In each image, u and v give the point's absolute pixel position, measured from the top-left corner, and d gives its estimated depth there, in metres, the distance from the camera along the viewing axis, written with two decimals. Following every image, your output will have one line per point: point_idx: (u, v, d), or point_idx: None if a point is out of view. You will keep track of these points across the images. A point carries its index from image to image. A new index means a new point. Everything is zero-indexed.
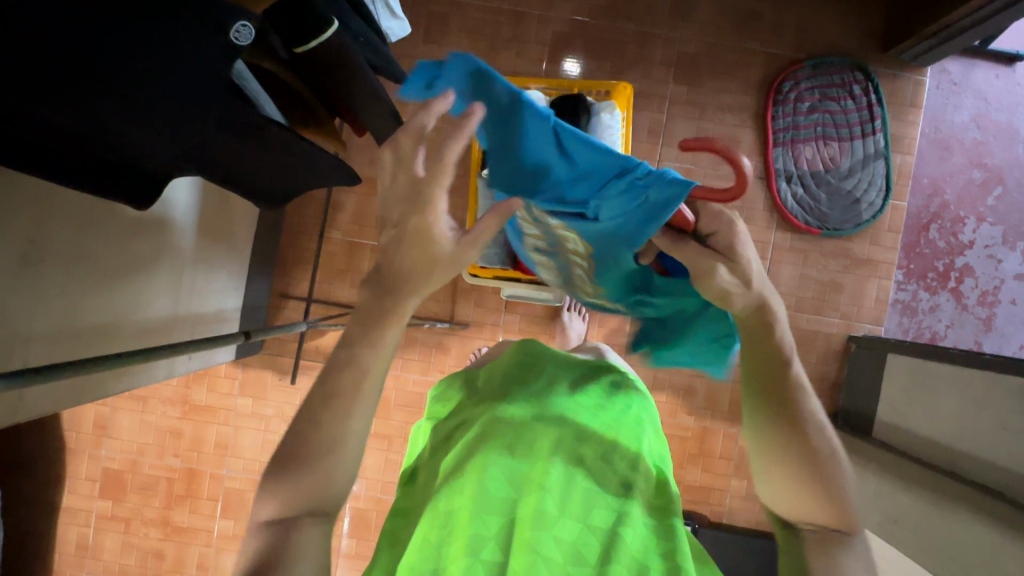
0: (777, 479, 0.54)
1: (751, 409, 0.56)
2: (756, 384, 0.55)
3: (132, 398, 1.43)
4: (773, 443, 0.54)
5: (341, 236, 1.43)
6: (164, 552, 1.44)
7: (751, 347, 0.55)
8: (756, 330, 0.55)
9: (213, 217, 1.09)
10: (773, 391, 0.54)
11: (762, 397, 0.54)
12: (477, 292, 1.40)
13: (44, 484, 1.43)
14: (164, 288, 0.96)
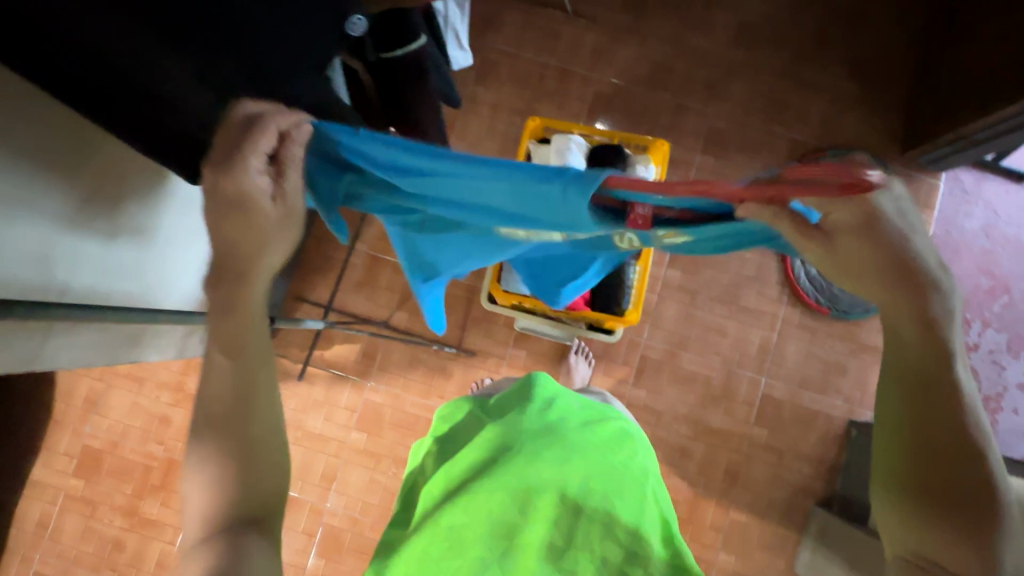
0: (891, 505, 0.50)
1: (885, 421, 0.50)
2: (898, 402, 0.49)
3: (128, 378, 1.42)
4: (907, 463, 0.48)
5: (364, 249, 1.46)
6: (123, 544, 1.38)
7: (905, 348, 0.49)
8: (918, 336, 0.48)
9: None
10: (925, 410, 0.48)
11: (907, 418, 0.49)
12: (488, 323, 1.41)
13: (20, 453, 1.40)
14: (190, 268, 0.99)
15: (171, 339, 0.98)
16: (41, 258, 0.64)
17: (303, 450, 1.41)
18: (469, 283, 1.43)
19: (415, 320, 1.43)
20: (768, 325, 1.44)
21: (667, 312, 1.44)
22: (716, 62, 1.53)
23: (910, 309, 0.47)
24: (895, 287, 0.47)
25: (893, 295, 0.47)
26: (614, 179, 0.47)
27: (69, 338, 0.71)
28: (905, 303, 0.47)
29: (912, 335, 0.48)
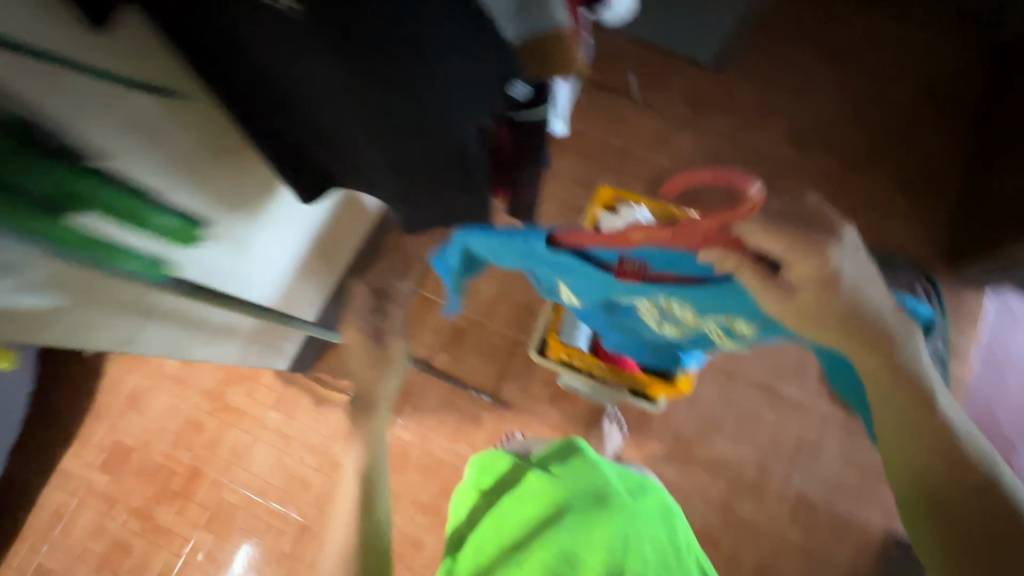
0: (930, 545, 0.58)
1: (904, 475, 0.59)
2: (908, 459, 0.58)
3: (173, 379, 1.47)
4: (934, 504, 0.57)
5: (418, 289, 1.52)
6: (130, 548, 1.36)
7: (899, 416, 0.57)
8: (913, 401, 0.55)
9: (345, 230, 1.29)
10: (932, 454, 0.57)
11: (914, 467, 0.58)
12: (527, 376, 1.44)
13: (55, 439, 1.43)
14: (275, 281, 1.09)
15: (243, 341, 1.09)
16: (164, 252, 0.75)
17: (324, 478, 1.40)
18: (512, 334, 1.46)
19: (455, 364, 1.46)
20: (806, 420, 1.42)
21: (705, 391, 1.43)
22: (769, 161, 1.63)
23: (900, 378, 0.55)
24: (879, 354, 0.54)
25: (882, 371, 0.55)
26: (554, 235, 0.61)
27: (172, 313, 0.87)
28: (902, 380, 0.55)
29: (905, 401, 0.56)
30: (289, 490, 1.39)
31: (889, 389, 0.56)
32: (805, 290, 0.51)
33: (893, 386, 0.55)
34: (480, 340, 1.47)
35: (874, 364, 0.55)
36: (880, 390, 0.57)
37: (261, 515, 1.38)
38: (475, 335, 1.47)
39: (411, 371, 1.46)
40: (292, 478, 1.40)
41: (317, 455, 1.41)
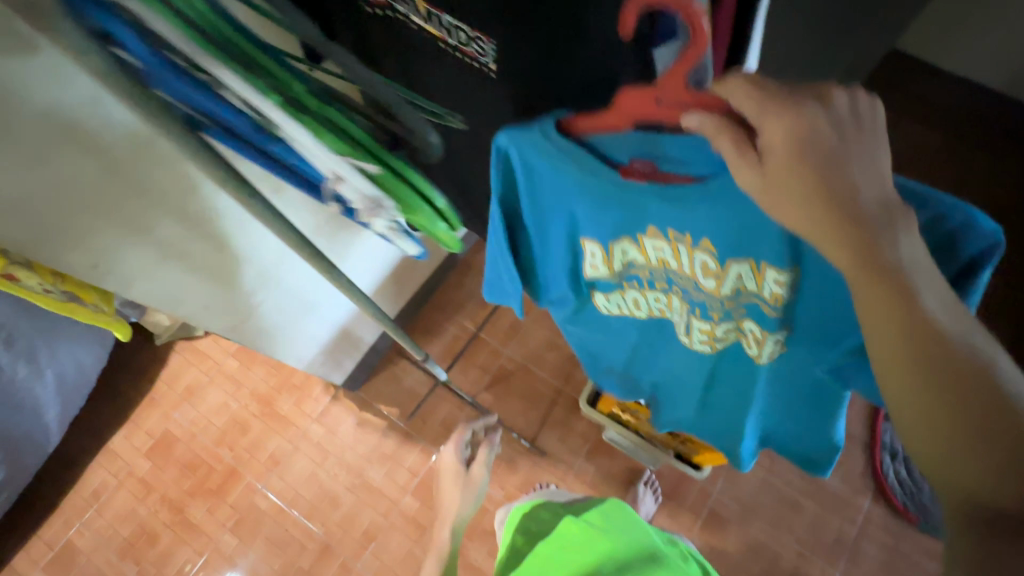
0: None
1: (927, 456, 0.37)
2: (919, 425, 0.36)
3: (229, 379, 1.54)
4: (976, 506, 0.35)
5: (471, 327, 1.58)
6: (157, 538, 1.38)
7: (881, 344, 0.37)
8: (910, 329, 0.36)
9: (423, 261, 1.43)
10: (949, 409, 0.35)
11: (928, 437, 0.36)
12: (566, 427, 1.45)
13: (110, 419, 1.50)
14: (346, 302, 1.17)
15: (307, 350, 1.13)
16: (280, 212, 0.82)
17: (355, 498, 1.41)
18: (557, 384, 1.50)
19: (498, 404, 1.49)
20: (851, 518, 1.35)
21: (746, 471, 1.40)
22: None
23: (894, 291, 0.36)
24: (857, 250, 0.36)
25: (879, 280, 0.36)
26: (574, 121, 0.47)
27: (265, 309, 0.92)
28: (895, 294, 0.36)
29: (893, 334, 0.36)
30: (318, 506, 1.40)
31: (875, 306, 0.36)
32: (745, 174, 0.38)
33: (878, 292, 0.36)
34: (524, 384, 1.50)
35: (865, 273, 0.36)
36: (864, 314, 0.37)
37: (288, 526, 1.39)
38: (520, 379, 1.51)
39: (454, 405, 1.49)
40: (324, 493, 1.42)
41: (351, 474, 1.43)
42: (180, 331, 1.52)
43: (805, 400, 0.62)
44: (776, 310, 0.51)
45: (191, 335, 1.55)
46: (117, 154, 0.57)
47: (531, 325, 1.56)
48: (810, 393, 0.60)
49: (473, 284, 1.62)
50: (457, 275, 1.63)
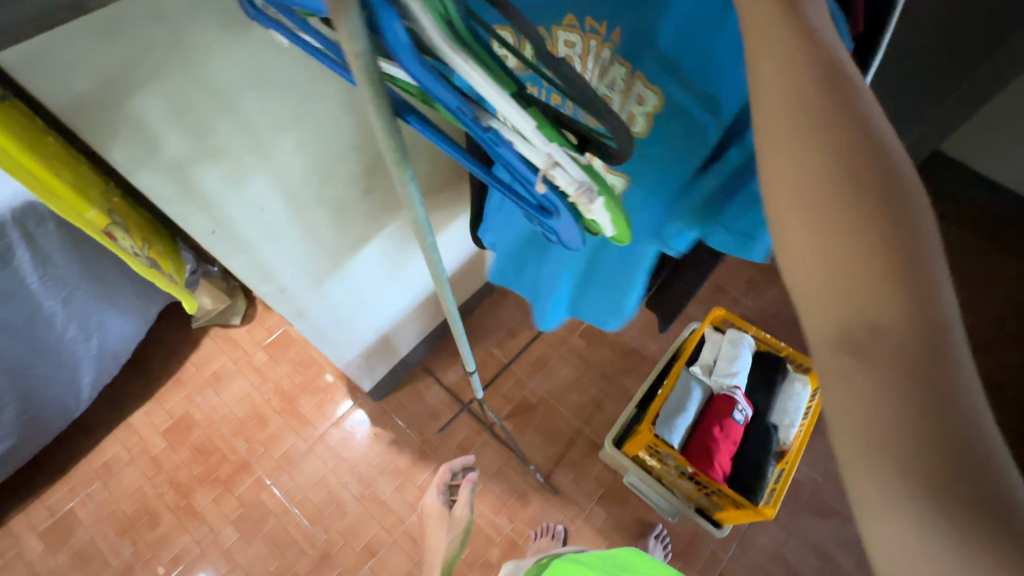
0: (860, 429, 0.28)
1: (805, 268, 0.30)
2: (806, 228, 0.30)
3: (256, 371, 1.56)
4: (859, 332, 0.28)
5: (500, 355, 1.60)
6: (159, 520, 1.36)
7: (780, 133, 0.31)
8: (826, 113, 0.30)
9: (466, 282, 1.48)
10: (854, 208, 0.28)
11: (813, 238, 0.29)
12: (582, 468, 1.44)
13: (135, 393, 1.52)
14: (393, 309, 1.17)
15: (347, 346, 1.13)
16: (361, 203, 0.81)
17: (362, 509, 1.39)
18: (577, 424, 1.50)
19: (516, 435, 1.49)
20: None
21: (760, 541, 1.35)
22: None
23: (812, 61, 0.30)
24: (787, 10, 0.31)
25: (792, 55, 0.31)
26: None
27: (330, 300, 0.94)
28: (807, 62, 0.31)
29: (800, 117, 0.30)
30: (324, 512, 1.39)
31: (784, 78, 0.31)
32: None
33: (788, 64, 0.31)
34: (545, 420, 1.51)
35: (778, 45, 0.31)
36: (763, 92, 0.32)
37: (291, 528, 1.37)
38: (541, 414, 1.52)
39: (473, 430, 1.49)
40: (331, 500, 1.40)
41: (361, 484, 1.42)
42: (218, 317, 1.56)
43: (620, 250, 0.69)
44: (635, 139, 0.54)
45: (227, 322, 1.59)
46: (238, 84, 0.53)
47: (558, 361, 1.59)
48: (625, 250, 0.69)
49: (507, 314, 1.66)
50: (493, 304, 1.67)
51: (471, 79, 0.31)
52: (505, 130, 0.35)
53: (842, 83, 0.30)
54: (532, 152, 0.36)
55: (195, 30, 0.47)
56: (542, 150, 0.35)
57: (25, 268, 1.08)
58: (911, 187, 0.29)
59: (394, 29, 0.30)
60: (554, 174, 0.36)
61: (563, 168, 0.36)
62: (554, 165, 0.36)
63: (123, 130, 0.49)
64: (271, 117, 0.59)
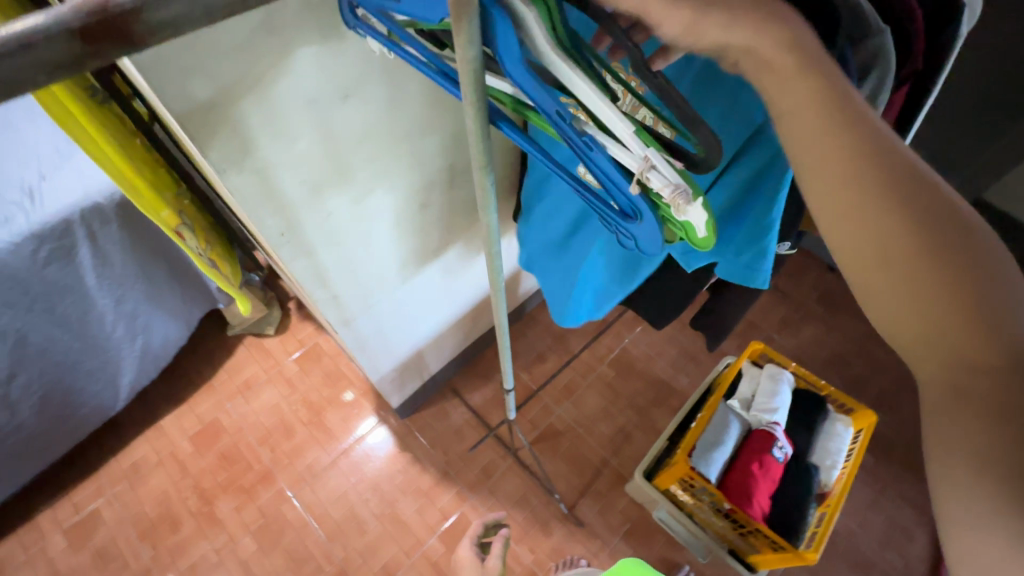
0: (962, 467, 0.31)
1: (884, 314, 0.34)
2: (874, 271, 0.33)
3: (286, 381, 1.57)
4: (953, 371, 0.32)
5: (527, 380, 1.60)
6: (180, 525, 1.36)
7: (822, 181, 0.35)
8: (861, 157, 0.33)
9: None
10: (915, 247, 0.32)
11: (882, 275, 0.33)
12: (607, 501, 1.41)
13: (168, 396, 1.55)
14: (429, 325, 1.19)
15: (383, 359, 1.14)
16: (412, 216, 0.83)
17: (381, 529, 1.37)
18: (604, 455, 1.47)
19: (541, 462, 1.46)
20: None
21: None
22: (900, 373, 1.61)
23: (838, 113, 0.34)
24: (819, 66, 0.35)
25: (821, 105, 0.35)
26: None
27: (375, 309, 0.96)
28: (839, 114, 0.34)
29: (832, 164, 0.34)
30: (343, 529, 1.37)
31: (815, 133, 0.35)
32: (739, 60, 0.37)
33: (822, 114, 0.34)
34: (570, 448, 1.48)
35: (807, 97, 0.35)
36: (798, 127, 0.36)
37: (309, 543, 1.35)
38: (568, 442, 1.49)
39: (497, 454, 1.48)
40: (351, 517, 1.39)
41: (382, 502, 1.41)
42: (254, 325, 1.60)
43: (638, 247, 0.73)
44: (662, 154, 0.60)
45: (261, 331, 1.62)
46: (316, 98, 0.56)
47: (586, 390, 1.57)
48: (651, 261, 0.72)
49: (535, 340, 1.66)
50: (522, 328, 1.68)
51: (572, 84, 0.34)
52: (600, 136, 0.37)
53: (872, 126, 0.34)
54: (627, 156, 0.37)
55: (295, 39, 0.50)
56: (638, 153, 0.36)
57: (85, 266, 1.15)
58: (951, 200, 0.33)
59: (506, 36, 0.33)
60: (648, 178, 0.36)
61: (659, 171, 0.36)
62: (650, 167, 0.36)
63: (219, 129, 0.51)
64: (343, 131, 0.62)
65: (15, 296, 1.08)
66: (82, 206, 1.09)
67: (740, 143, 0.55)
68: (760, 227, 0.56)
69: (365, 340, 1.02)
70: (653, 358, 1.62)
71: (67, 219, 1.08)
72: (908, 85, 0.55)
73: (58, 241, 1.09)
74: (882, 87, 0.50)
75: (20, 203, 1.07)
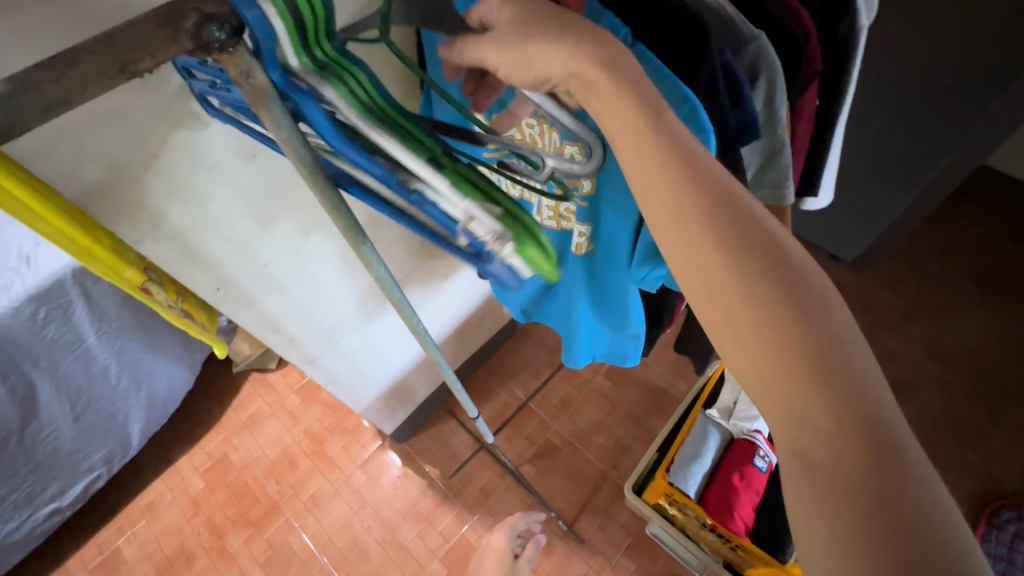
0: (815, 543, 0.31)
1: (733, 359, 0.35)
2: (715, 311, 0.35)
3: (289, 414, 1.62)
4: (800, 432, 0.33)
5: (523, 396, 1.59)
6: (194, 560, 1.42)
7: (663, 224, 0.37)
8: (687, 202, 0.36)
9: (486, 322, 1.50)
10: (742, 287, 0.34)
11: (728, 325, 0.35)
12: (608, 516, 1.38)
13: (180, 434, 1.62)
14: (407, 356, 1.20)
15: (363, 393, 1.17)
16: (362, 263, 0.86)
17: (384, 555, 1.39)
18: (603, 467, 1.45)
19: (540, 479, 1.45)
20: None
21: None
22: (914, 357, 1.52)
23: (669, 154, 0.37)
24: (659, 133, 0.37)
25: (648, 147, 0.37)
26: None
27: (342, 347, 0.99)
28: (669, 159, 0.37)
29: (663, 214, 0.37)
30: (348, 556, 1.40)
31: (646, 173, 0.37)
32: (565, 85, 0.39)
33: (652, 158, 0.37)
34: (569, 463, 1.47)
35: (634, 139, 0.37)
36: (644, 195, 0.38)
37: (315, 572, 1.38)
38: (566, 456, 1.48)
39: (495, 473, 1.48)
40: (355, 544, 1.41)
41: (384, 528, 1.43)
42: (256, 361, 1.65)
43: (609, 293, 0.73)
44: (586, 201, 0.63)
45: (264, 366, 1.67)
46: (224, 164, 0.59)
47: (582, 402, 1.55)
48: (611, 289, 0.71)
49: (529, 355, 1.66)
50: (516, 344, 1.68)
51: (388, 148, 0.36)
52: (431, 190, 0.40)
53: (708, 177, 0.37)
54: (451, 208, 0.40)
55: (190, 113, 0.53)
56: (457, 205, 0.39)
57: (82, 321, 1.21)
58: (792, 257, 0.35)
59: (314, 114, 0.34)
60: (471, 227, 0.39)
61: (479, 220, 0.39)
62: (470, 218, 0.39)
63: (126, 205, 0.55)
64: (264, 190, 0.65)
65: (19, 355, 1.14)
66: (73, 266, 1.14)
67: None
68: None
69: (337, 378, 1.05)
70: (649, 365, 1.59)
71: (60, 279, 1.13)
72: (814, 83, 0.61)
73: (53, 302, 1.15)
74: (777, 87, 0.53)
75: (17, 268, 1.11)
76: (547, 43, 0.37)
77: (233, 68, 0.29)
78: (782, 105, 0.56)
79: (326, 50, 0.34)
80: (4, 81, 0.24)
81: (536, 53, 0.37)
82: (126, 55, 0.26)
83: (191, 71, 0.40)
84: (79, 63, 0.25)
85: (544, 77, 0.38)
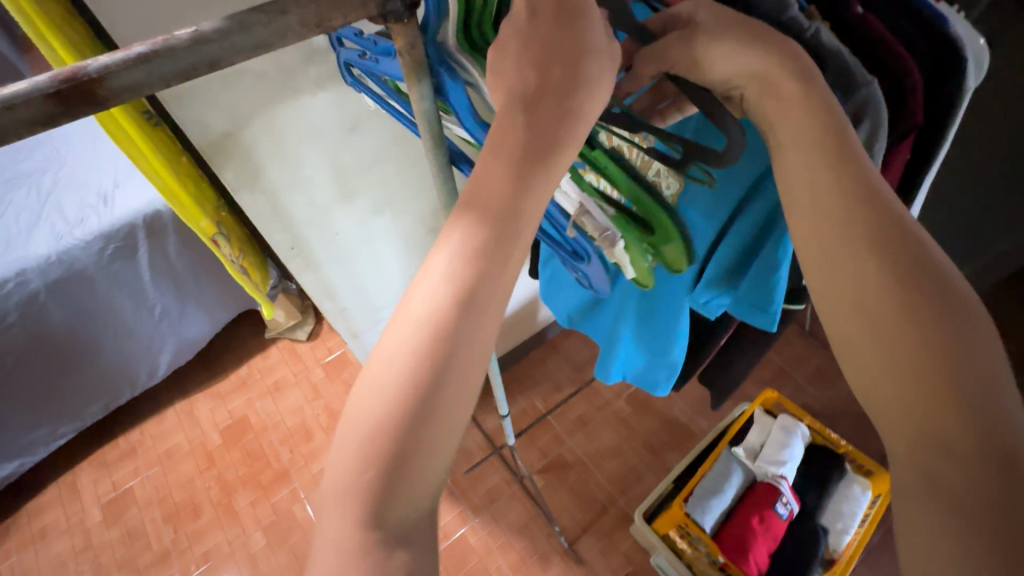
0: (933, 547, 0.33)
1: (868, 363, 0.38)
2: (852, 311, 0.39)
3: (312, 386, 1.65)
4: (928, 450, 0.35)
5: (541, 408, 1.59)
6: (200, 513, 1.45)
7: (822, 234, 0.40)
8: (852, 220, 0.38)
9: (517, 328, 1.52)
10: (895, 287, 0.36)
11: (863, 324, 0.38)
12: (611, 540, 1.37)
13: (207, 389, 1.67)
14: None
15: None
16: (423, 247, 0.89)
17: None
18: (612, 492, 1.44)
19: (547, 492, 1.45)
20: None
21: None
22: None
23: (843, 172, 0.39)
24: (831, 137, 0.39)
25: (820, 159, 0.40)
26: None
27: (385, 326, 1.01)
28: (845, 179, 0.39)
29: (824, 222, 0.40)
30: None
31: (814, 186, 0.40)
32: (745, 89, 0.41)
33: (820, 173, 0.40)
34: (578, 481, 1.46)
35: (806, 154, 0.40)
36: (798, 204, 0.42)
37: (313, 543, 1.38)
38: (576, 474, 1.47)
39: (503, 479, 1.48)
40: None
41: None
42: (287, 330, 1.70)
43: (659, 313, 0.71)
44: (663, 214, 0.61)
45: (295, 337, 1.72)
46: (322, 128, 0.63)
47: (600, 423, 1.55)
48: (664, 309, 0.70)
49: (553, 368, 1.66)
50: (540, 356, 1.69)
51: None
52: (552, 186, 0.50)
53: (874, 190, 0.39)
54: (568, 200, 0.49)
55: (306, 77, 0.57)
56: (576, 200, 0.48)
57: (142, 263, 1.28)
58: (939, 259, 0.37)
59: (455, 91, 0.36)
60: (585, 219, 0.49)
61: (591, 215, 0.48)
62: (584, 212, 0.48)
63: (236, 157, 0.60)
64: (353, 158, 0.68)
65: (82, 285, 1.22)
66: (144, 211, 1.22)
67: (731, 209, 0.54)
68: (766, 283, 0.52)
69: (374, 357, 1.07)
70: (671, 397, 1.58)
71: (131, 221, 1.21)
72: (910, 139, 0.49)
73: (122, 241, 1.22)
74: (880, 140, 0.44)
75: (95, 206, 1.21)
76: (730, 44, 0.38)
77: (401, 37, 0.32)
78: (880, 158, 0.46)
79: (480, 33, 0.36)
80: (227, 19, 0.27)
81: (722, 56, 0.39)
82: (325, 12, 0.29)
83: (344, 39, 0.46)
84: (288, 13, 0.28)
85: (726, 80, 0.40)
